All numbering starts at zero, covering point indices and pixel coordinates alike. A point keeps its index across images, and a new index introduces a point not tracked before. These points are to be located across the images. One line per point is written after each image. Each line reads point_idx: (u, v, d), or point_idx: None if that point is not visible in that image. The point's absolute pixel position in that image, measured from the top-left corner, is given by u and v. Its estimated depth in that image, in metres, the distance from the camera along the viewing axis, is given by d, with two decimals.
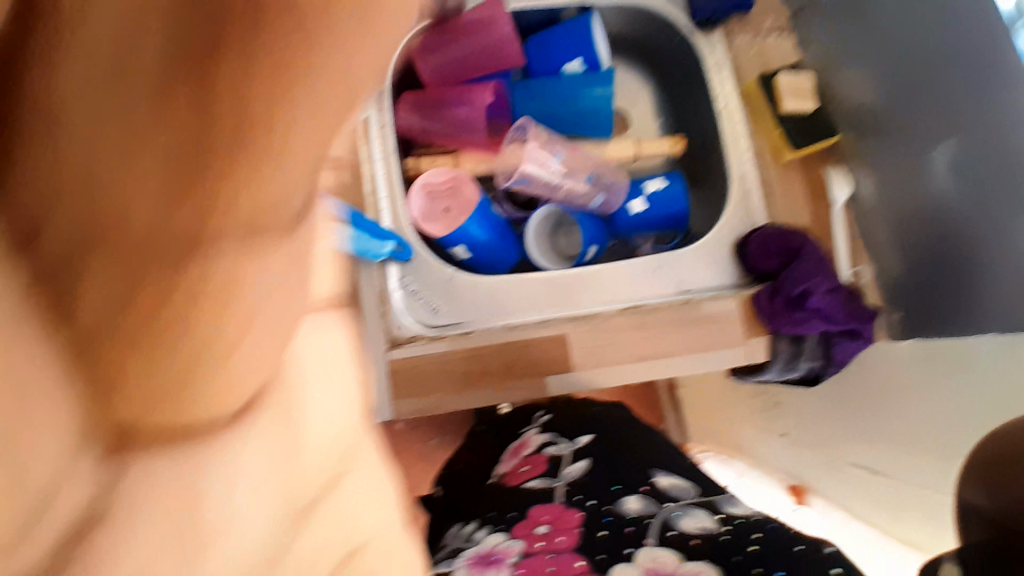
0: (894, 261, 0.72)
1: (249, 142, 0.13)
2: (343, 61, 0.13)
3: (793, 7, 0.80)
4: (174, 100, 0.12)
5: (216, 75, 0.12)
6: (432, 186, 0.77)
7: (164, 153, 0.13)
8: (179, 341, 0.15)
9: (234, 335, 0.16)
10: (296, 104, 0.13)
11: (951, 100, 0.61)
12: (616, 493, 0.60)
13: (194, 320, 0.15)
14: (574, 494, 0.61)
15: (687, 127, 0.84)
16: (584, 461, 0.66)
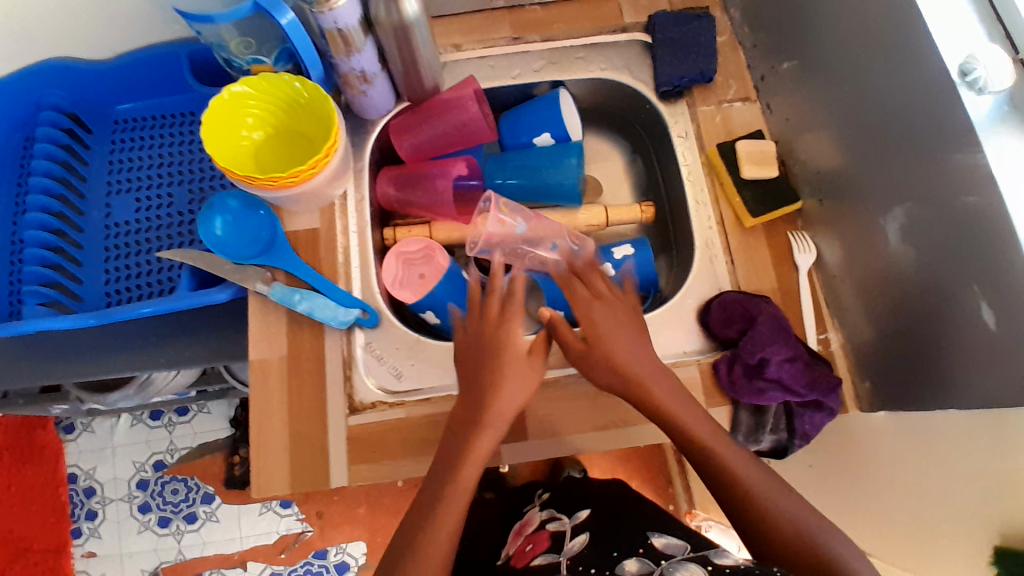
0: (860, 329, 0.70)
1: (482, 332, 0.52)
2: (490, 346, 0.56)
3: (757, 74, 0.81)
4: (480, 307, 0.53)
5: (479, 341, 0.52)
6: (406, 254, 0.81)
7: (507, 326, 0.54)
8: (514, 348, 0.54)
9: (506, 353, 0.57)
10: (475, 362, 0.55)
11: (899, 165, 0.60)
12: (615, 559, 0.61)
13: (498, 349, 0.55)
14: (577, 564, 0.62)
15: (660, 192, 0.86)
16: (584, 533, 0.69)
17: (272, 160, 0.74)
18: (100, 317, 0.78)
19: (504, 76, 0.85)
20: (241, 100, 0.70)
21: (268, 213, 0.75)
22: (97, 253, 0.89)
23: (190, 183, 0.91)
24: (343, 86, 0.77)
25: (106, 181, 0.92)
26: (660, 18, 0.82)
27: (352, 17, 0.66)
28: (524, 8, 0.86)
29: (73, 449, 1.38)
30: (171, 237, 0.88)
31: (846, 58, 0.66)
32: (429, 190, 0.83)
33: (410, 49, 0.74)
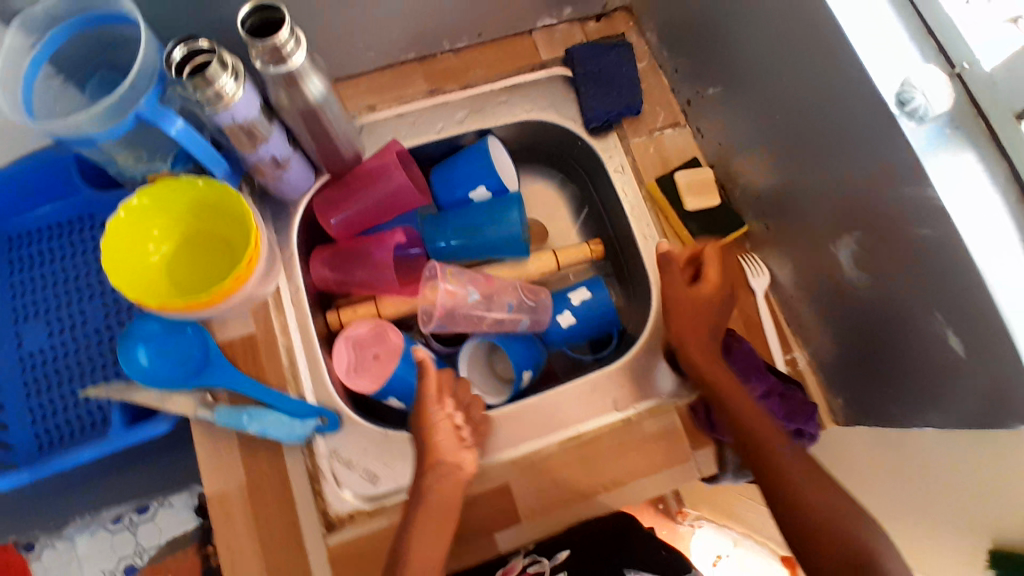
0: (823, 344, 0.71)
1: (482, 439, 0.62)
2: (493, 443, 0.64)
3: (682, 98, 0.80)
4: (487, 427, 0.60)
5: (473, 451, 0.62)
6: (355, 338, 0.75)
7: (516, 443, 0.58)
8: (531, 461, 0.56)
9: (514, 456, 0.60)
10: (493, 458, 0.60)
11: (841, 189, 0.60)
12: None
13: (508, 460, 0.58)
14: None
15: (606, 227, 0.83)
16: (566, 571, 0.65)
17: (188, 274, 0.66)
18: (36, 472, 0.67)
19: (427, 131, 0.80)
20: (140, 213, 0.62)
21: (197, 330, 0.67)
22: (14, 392, 0.78)
23: (102, 295, 0.81)
24: (253, 173, 0.69)
25: (10, 307, 0.81)
26: (577, 50, 0.79)
27: (251, 109, 0.59)
28: (435, 57, 0.82)
29: None
30: (93, 360, 0.79)
31: (771, 82, 0.65)
32: (366, 265, 0.77)
33: (319, 125, 0.67)
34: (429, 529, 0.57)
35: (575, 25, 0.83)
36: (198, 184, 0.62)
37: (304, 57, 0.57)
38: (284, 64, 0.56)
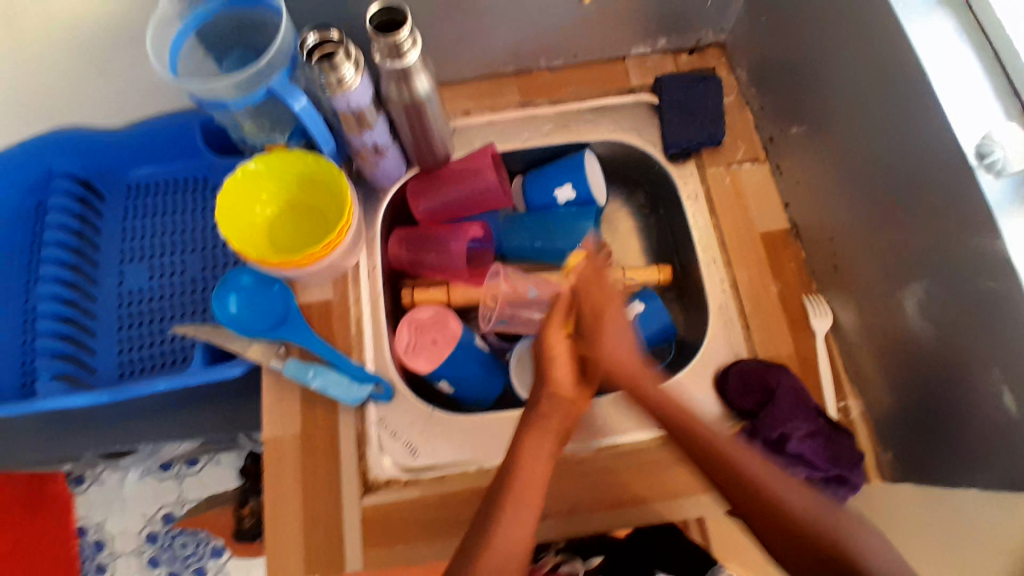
0: (882, 397, 0.69)
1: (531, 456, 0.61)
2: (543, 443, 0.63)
3: (764, 136, 0.82)
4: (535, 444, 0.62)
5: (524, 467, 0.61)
6: (419, 320, 0.79)
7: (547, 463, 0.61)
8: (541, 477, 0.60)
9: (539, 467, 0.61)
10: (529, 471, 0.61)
11: (913, 235, 0.60)
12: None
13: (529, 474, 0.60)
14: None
15: (671, 251, 0.85)
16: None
17: (285, 235, 0.73)
18: (114, 393, 0.76)
19: (512, 139, 0.85)
20: (254, 177, 0.71)
21: (282, 288, 0.75)
22: (109, 321, 0.88)
23: (201, 250, 0.90)
24: (354, 156, 0.76)
25: (120, 248, 0.92)
26: (666, 79, 0.82)
27: (364, 98, 0.67)
28: (530, 72, 0.87)
29: (83, 501, 1.29)
30: (184, 305, 0.88)
31: (858, 128, 0.66)
32: (441, 254, 0.82)
33: (420, 123, 0.74)
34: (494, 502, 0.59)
35: (667, 56, 0.86)
36: (307, 159, 0.70)
37: (416, 57, 0.64)
38: (399, 61, 0.64)
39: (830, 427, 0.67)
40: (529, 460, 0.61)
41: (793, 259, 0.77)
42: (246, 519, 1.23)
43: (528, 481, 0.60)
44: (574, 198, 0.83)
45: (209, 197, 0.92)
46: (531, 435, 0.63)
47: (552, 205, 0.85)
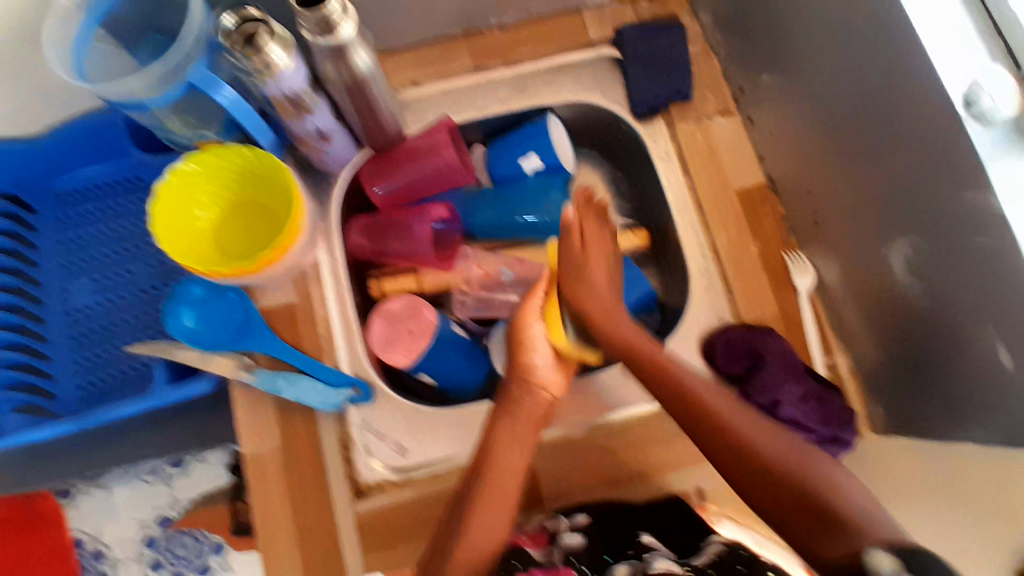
0: (867, 348, 0.69)
1: (501, 451, 0.61)
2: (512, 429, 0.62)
3: (734, 85, 0.78)
4: (503, 432, 0.61)
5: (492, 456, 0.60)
6: (389, 312, 0.75)
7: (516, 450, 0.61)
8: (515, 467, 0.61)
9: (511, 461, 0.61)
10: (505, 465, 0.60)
11: (899, 187, 0.58)
12: (608, 564, 0.59)
13: (502, 470, 0.60)
14: (571, 560, 0.59)
15: (645, 214, 0.82)
16: (581, 532, 0.62)
17: (234, 239, 0.68)
18: (78, 421, 0.71)
19: (470, 109, 0.79)
20: (190, 180, 0.65)
21: (238, 295, 0.70)
22: (60, 346, 0.83)
23: (147, 257, 0.84)
24: (297, 144, 0.71)
25: (62, 265, 0.86)
26: (627, 31, 0.77)
27: (299, 82, 0.60)
28: (482, 34, 0.80)
29: (74, 513, 1.25)
30: (138, 318, 0.82)
31: (835, 72, 0.63)
32: (406, 240, 0.77)
33: (365, 101, 0.68)
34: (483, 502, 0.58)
35: (626, 4, 0.80)
36: (248, 156, 0.64)
37: (352, 32, 0.58)
38: (332, 37, 0.57)
39: (820, 386, 0.67)
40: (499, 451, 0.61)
41: (771, 215, 0.75)
42: (242, 513, 1.23)
43: (502, 476, 0.60)
44: (541, 167, 0.79)
45: (147, 198, 0.86)
46: (501, 420, 0.62)
47: (520, 175, 0.80)
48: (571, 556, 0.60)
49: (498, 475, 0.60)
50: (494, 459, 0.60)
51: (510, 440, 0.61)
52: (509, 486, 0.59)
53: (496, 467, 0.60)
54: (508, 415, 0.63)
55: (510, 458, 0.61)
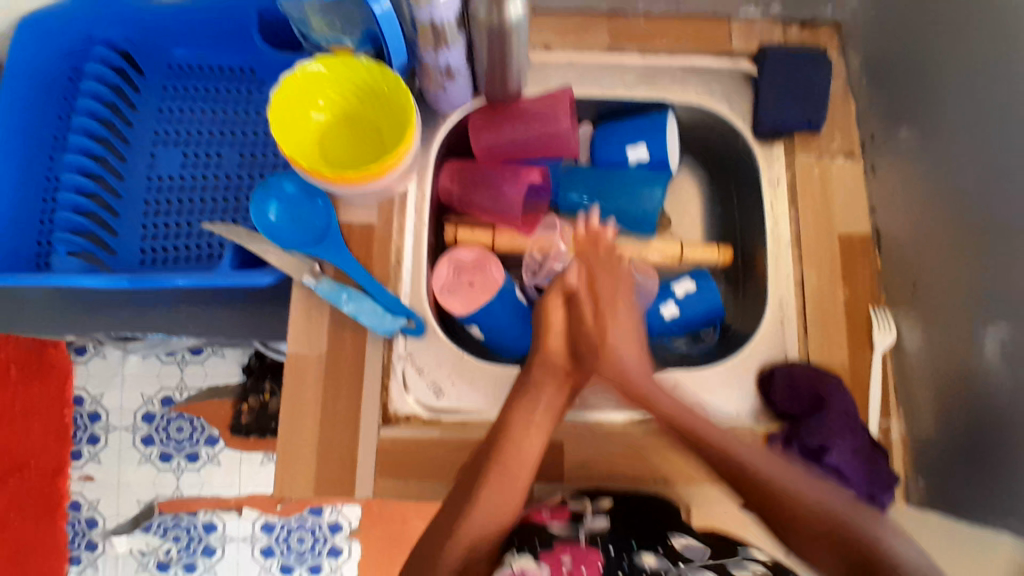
0: (927, 427, 0.66)
1: (516, 436, 0.61)
2: (527, 418, 0.62)
3: (865, 130, 0.75)
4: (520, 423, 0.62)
5: (505, 440, 0.61)
6: (458, 260, 0.75)
7: (531, 439, 0.62)
8: (524, 454, 0.61)
9: (523, 445, 0.61)
10: (519, 450, 0.61)
11: (1017, 275, 0.56)
12: (634, 549, 0.60)
13: (511, 453, 0.61)
14: (597, 539, 0.61)
15: (734, 235, 0.81)
16: (606, 517, 0.64)
17: (338, 146, 0.69)
18: (133, 280, 0.73)
19: (593, 84, 0.78)
20: (315, 81, 0.65)
21: (326, 204, 0.71)
22: (134, 206, 0.85)
23: (241, 145, 0.86)
24: (421, 75, 0.70)
25: (154, 130, 0.87)
26: (774, 47, 0.75)
27: (449, 11, 0.60)
28: (626, 13, 0.79)
29: (82, 372, 1.29)
30: (217, 201, 0.84)
31: (983, 142, 0.60)
32: (494, 193, 0.77)
33: (501, 53, 0.67)
34: (493, 485, 0.59)
35: (778, 22, 0.78)
36: (375, 71, 0.64)
37: None
38: None
39: (870, 445, 0.65)
40: (515, 441, 0.61)
41: (868, 268, 0.72)
42: (244, 414, 1.26)
43: (516, 463, 0.61)
44: (646, 160, 0.78)
45: (258, 90, 0.87)
46: (521, 403, 0.64)
47: (622, 163, 0.79)
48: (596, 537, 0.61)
49: (509, 462, 0.60)
50: (507, 440, 0.61)
51: (526, 431, 0.62)
52: (522, 470, 0.61)
53: (509, 450, 0.61)
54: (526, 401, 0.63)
55: (524, 451, 0.61)
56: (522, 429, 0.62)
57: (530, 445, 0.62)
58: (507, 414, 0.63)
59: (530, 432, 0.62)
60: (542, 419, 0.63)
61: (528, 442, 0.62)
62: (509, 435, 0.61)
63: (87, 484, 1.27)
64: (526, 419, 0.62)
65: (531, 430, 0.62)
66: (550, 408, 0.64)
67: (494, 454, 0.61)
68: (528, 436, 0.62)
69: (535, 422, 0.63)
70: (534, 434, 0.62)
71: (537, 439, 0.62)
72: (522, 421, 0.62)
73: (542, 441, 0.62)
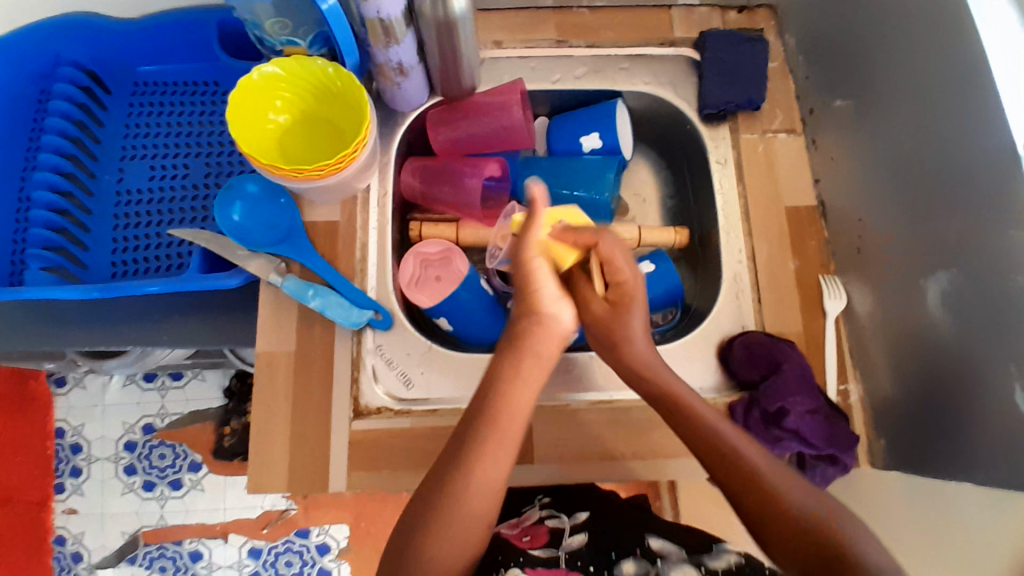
0: (884, 383, 0.68)
1: (501, 388, 0.56)
2: (511, 367, 0.57)
3: (804, 107, 0.79)
4: (510, 373, 0.57)
5: (488, 394, 0.56)
6: (424, 254, 0.76)
7: (522, 386, 0.56)
8: (510, 400, 0.56)
9: (508, 393, 0.56)
10: (502, 402, 0.55)
11: (948, 225, 0.59)
12: (613, 561, 0.58)
13: (496, 407, 0.55)
14: (576, 559, 0.58)
15: (690, 217, 0.83)
16: (585, 533, 0.62)
17: (297, 147, 0.71)
18: (104, 290, 0.74)
19: (544, 78, 0.81)
20: (269, 83, 0.67)
21: (288, 202, 0.73)
22: (104, 221, 0.86)
23: (205, 155, 0.88)
24: (376, 75, 0.73)
25: (121, 146, 0.89)
26: (711, 34, 0.78)
27: (395, 8, 0.63)
28: (571, 10, 0.82)
29: (62, 404, 1.27)
30: (184, 211, 0.85)
31: (910, 102, 0.64)
32: (454, 187, 0.79)
33: (450, 45, 0.70)
34: (480, 451, 0.53)
35: (715, 12, 0.82)
36: (328, 71, 0.66)
37: None
38: None
39: (829, 406, 0.66)
40: (504, 391, 0.56)
41: (816, 237, 0.75)
42: (227, 437, 1.25)
43: (504, 415, 0.55)
44: (599, 148, 0.81)
45: (219, 101, 0.90)
46: (511, 356, 0.58)
47: (576, 152, 0.82)
48: (573, 553, 0.59)
49: (495, 420, 0.55)
50: (489, 391, 0.56)
51: (513, 378, 0.56)
52: (509, 434, 0.55)
53: (499, 403, 0.55)
54: (515, 348, 0.58)
55: (517, 401, 0.56)
56: (500, 382, 0.57)
57: (521, 399, 0.56)
58: (493, 368, 0.58)
59: (516, 380, 0.57)
60: (531, 361, 0.58)
61: (515, 388, 0.56)
62: (495, 389, 0.56)
63: (71, 518, 1.24)
64: (511, 369, 0.57)
65: (520, 378, 0.57)
66: (540, 357, 0.58)
67: (478, 410, 0.55)
68: (513, 385, 0.56)
69: (528, 366, 0.57)
70: (525, 380, 0.57)
71: (527, 390, 0.57)
72: (509, 369, 0.57)
73: (533, 386, 0.57)
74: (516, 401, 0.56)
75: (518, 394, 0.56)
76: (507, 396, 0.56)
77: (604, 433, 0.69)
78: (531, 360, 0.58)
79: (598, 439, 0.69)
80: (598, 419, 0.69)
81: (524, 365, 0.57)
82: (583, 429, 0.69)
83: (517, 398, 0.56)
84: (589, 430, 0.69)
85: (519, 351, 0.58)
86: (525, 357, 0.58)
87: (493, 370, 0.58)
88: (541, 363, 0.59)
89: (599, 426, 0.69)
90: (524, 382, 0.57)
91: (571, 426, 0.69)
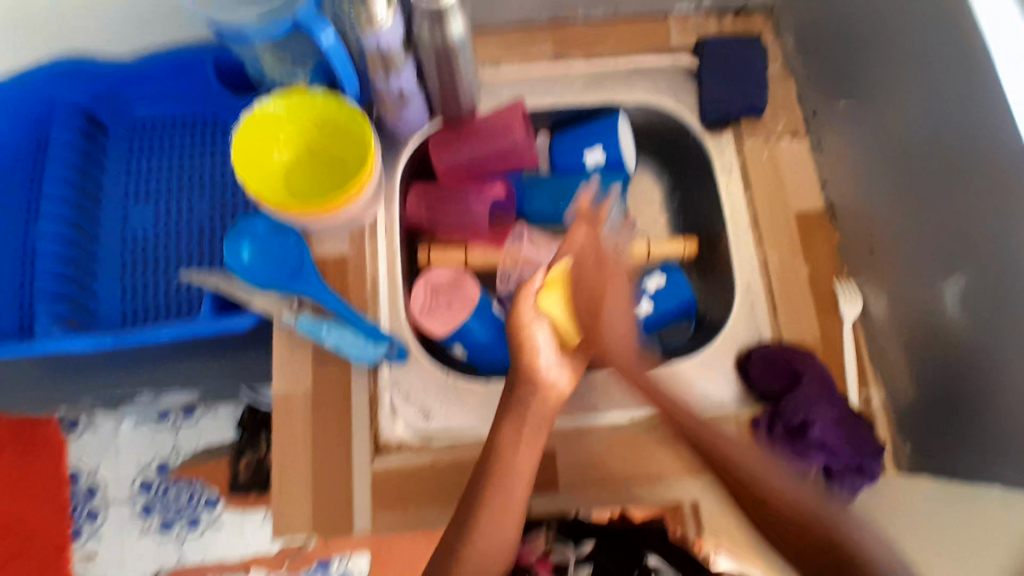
0: (908, 386, 0.68)
1: (504, 450, 0.58)
2: (508, 432, 0.59)
3: (807, 109, 0.79)
4: (507, 441, 0.59)
5: (489, 458, 0.58)
6: (433, 283, 0.76)
7: (520, 453, 0.58)
8: (512, 464, 0.58)
9: (509, 459, 0.58)
10: (505, 465, 0.57)
11: (964, 224, 0.58)
12: None
13: (501, 470, 0.57)
14: None
15: (699, 225, 0.83)
16: None
17: (302, 184, 0.70)
18: (118, 339, 0.73)
19: (543, 97, 0.81)
20: (272, 121, 0.67)
21: (295, 240, 0.72)
22: (111, 269, 0.86)
23: (207, 195, 0.87)
24: (376, 104, 0.72)
25: (122, 191, 0.89)
26: (709, 41, 0.78)
27: (395, 39, 0.63)
28: (566, 27, 0.82)
29: (76, 447, 1.26)
30: (189, 253, 0.85)
31: (915, 102, 0.63)
32: (460, 213, 0.78)
33: (449, 70, 0.69)
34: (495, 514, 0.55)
35: (711, 18, 0.82)
36: (333, 105, 0.66)
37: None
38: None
39: (852, 413, 0.66)
40: (501, 461, 0.58)
41: (827, 239, 0.75)
42: (241, 472, 1.24)
43: (509, 479, 0.57)
44: (603, 163, 0.80)
45: (218, 140, 0.90)
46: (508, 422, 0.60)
47: (580, 169, 0.81)
48: None
49: (498, 483, 0.57)
50: (493, 452, 0.58)
51: (510, 447, 0.58)
52: (514, 494, 0.56)
53: (500, 466, 0.57)
54: (511, 417, 0.60)
55: (516, 465, 0.58)
56: (502, 445, 0.59)
57: (523, 464, 0.58)
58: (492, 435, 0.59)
59: (512, 448, 0.58)
60: (528, 428, 0.60)
61: (514, 456, 0.58)
62: (494, 456, 0.58)
63: (91, 560, 1.23)
64: (509, 436, 0.59)
65: (516, 446, 0.59)
66: (536, 425, 0.60)
67: (478, 476, 0.57)
68: (511, 455, 0.58)
69: (527, 433, 0.60)
70: (523, 446, 0.59)
71: (528, 454, 0.59)
72: (506, 436, 0.59)
73: (533, 452, 0.59)
74: (513, 467, 0.58)
75: (516, 460, 0.58)
76: (504, 465, 0.57)
77: (629, 455, 0.68)
78: (525, 426, 0.60)
79: (623, 461, 0.68)
80: (623, 441, 0.68)
81: (522, 431, 0.59)
82: (607, 451, 0.68)
83: (517, 464, 0.58)
84: (614, 453, 0.68)
85: (515, 418, 0.60)
86: (523, 425, 0.60)
87: (491, 437, 0.59)
88: (539, 426, 0.61)
89: (624, 448, 0.68)
90: (523, 448, 0.59)
91: (595, 449, 0.68)
